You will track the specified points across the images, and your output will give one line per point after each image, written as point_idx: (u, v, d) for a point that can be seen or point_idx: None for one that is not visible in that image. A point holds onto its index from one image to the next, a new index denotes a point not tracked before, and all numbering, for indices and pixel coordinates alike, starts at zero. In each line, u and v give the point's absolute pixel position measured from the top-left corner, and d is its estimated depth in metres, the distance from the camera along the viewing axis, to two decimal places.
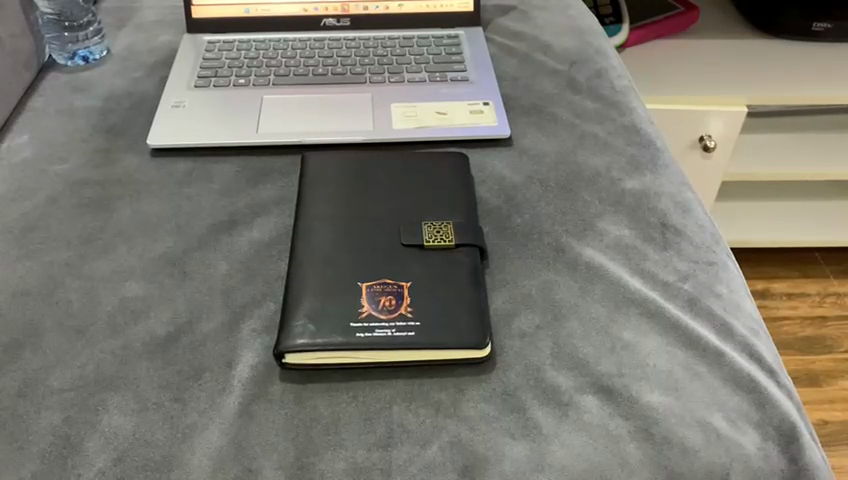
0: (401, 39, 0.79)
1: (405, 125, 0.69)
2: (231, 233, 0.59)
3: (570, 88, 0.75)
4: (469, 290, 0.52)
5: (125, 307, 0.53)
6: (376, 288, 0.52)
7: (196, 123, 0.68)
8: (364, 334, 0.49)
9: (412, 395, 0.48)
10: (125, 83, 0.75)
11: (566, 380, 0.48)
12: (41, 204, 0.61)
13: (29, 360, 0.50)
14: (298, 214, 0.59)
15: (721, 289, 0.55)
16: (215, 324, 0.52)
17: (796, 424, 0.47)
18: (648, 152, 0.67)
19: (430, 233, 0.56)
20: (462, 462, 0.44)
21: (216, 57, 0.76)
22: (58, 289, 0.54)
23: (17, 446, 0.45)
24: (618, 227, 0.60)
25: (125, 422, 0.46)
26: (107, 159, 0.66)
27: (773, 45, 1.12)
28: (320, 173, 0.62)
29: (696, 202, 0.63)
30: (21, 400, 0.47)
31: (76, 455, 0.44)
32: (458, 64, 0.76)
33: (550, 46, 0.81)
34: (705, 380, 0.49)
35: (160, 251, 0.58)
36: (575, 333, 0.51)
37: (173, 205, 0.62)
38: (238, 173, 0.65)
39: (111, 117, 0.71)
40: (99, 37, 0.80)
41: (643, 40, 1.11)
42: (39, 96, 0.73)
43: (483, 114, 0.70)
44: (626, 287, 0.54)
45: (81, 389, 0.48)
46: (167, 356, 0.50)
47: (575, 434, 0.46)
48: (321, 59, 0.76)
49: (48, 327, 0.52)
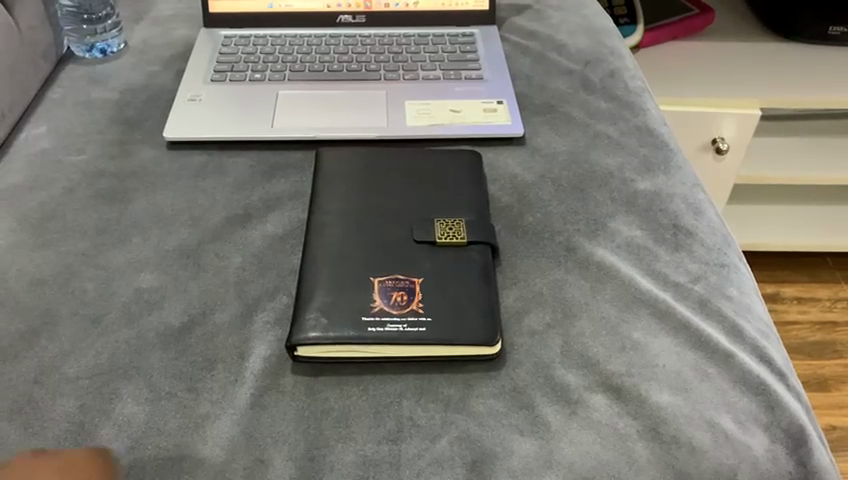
0: (417, 36, 0.80)
1: (419, 121, 0.69)
2: (245, 227, 0.59)
3: (584, 88, 0.75)
4: (480, 287, 0.52)
5: (140, 298, 0.54)
6: (388, 284, 0.52)
7: (212, 117, 0.69)
8: (375, 328, 0.49)
9: (422, 390, 0.48)
10: (141, 75, 0.76)
11: (575, 378, 0.49)
12: (59, 194, 0.62)
13: (45, 347, 0.50)
14: (312, 208, 0.59)
15: (731, 291, 0.55)
16: (228, 315, 0.52)
17: (804, 426, 0.47)
18: (661, 153, 0.67)
19: (442, 230, 0.56)
20: (470, 457, 0.45)
21: (232, 51, 0.77)
22: (74, 279, 0.55)
23: (33, 431, 0.46)
24: (630, 228, 0.60)
25: (139, 410, 0.47)
26: (123, 151, 0.67)
27: (788, 48, 1.12)
28: (334, 169, 0.62)
29: (708, 204, 0.63)
30: (37, 386, 0.48)
31: (90, 442, 0.45)
32: (473, 62, 0.76)
33: (565, 46, 0.81)
34: (714, 380, 0.49)
35: (174, 243, 0.58)
36: (585, 331, 0.52)
37: (188, 198, 0.62)
38: (253, 167, 0.65)
39: (127, 110, 0.71)
40: (117, 30, 0.80)
41: (657, 42, 1.11)
42: (58, 87, 0.74)
43: (497, 113, 0.70)
44: (637, 287, 0.54)
45: (95, 378, 0.49)
46: (180, 346, 0.50)
47: (584, 432, 0.46)
48: (337, 55, 0.77)
49: (63, 314, 0.52)
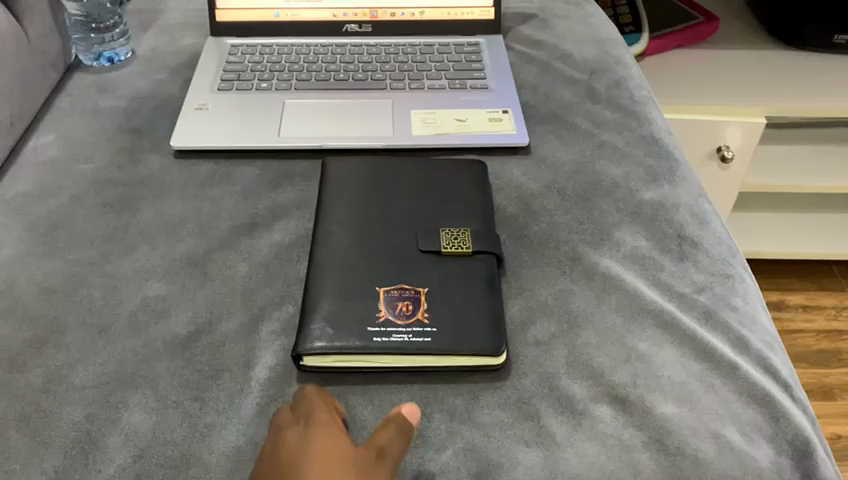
0: (423, 45, 0.80)
1: (425, 130, 0.69)
2: (252, 236, 0.60)
3: (589, 97, 0.75)
4: (486, 297, 0.53)
5: (147, 306, 0.54)
6: (394, 294, 0.53)
7: (219, 126, 0.69)
8: (381, 338, 0.50)
9: (428, 400, 0.48)
10: (149, 84, 0.76)
11: (581, 389, 0.49)
12: (67, 202, 0.63)
13: (52, 356, 0.51)
14: (318, 217, 0.60)
15: (737, 302, 0.55)
16: (235, 324, 0.53)
17: (810, 438, 0.47)
18: (666, 163, 0.67)
19: (448, 240, 0.56)
20: (475, 468, 0.45)
21: (239, 60, 0.77)
22: (82, 287, 0.55)
23: (40, 440, 0.46)
24: (635, 238, 0.60)
25: (146, 419, 0.47)
26: (131, 159, 0.67)
27: (793, 56, 1.12)
28: (340, 178, 0.63)
29: (713, 214, 0.63)
30: (45, 394, 0.48)
31: (97, 450, 0.45)
32: (478, 72, 0.77)
33: (570, 55, 0.81)
34: (720, 392, 0.49)
35: (181, 251, 0.58)
36: (590, 342, 0.52)
37: (195, 206, 0.63)
38: (259, 175, 0.66)
39: (135, 118, 0.72)
40: (124, 39, 0.81)
41: (663, 50, 1.11)
42: (66, 95, 0.75)
43: (502, 122, 0.70)
44: (643, 297, 0.55)
45: (102, 386, 0.49)
46: (187, 355, 0.51)
47: (590, 442, 0.46)
48: (343, 64, 0.77)
49: (71, 323, 0.53)
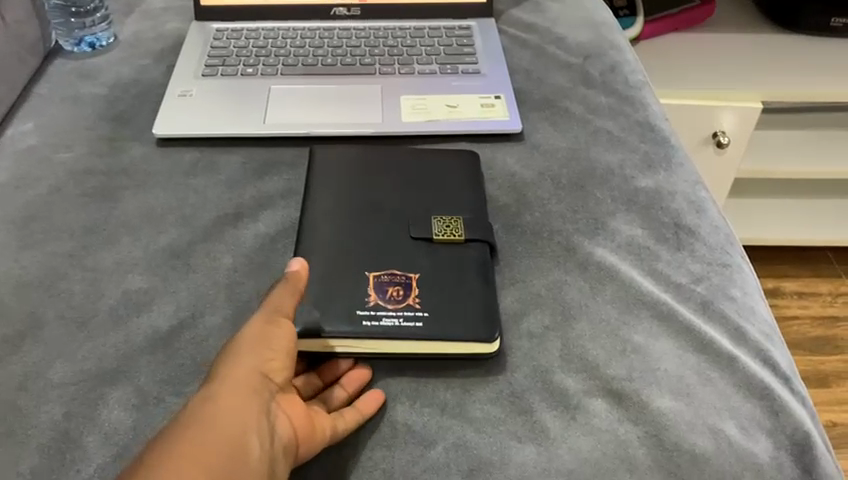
0: (413, 29, 0.78)
1: (415, 117, 0.68)
2: (236, 226, 0.58)
3: (584, 83, 0.73)
4: (479, 286, 0.51)
5: (128, 300, 0.52)
6: (384, 280, 0.51)
7: (202, 113, 0.67)
8: (371, 322, 0.48)
9: (417, 395, 0.47)
10: (131, 70, 0.74)
11: (574, 382, 0.47)
12: (46, 193, 0.61)
13: (29, 352, 0.49)
14: (305, 205, 0.58)
15: (735, 292, 0.54)
16: (219, 318, 0.51)
17: (809, 433, 0.46)
18: (662, 149, 0.66)
19: (440, 227, 0.55)
20: (466, 465, 0.43)
21: (223, 45, 0.75)
22: (61, 281, 0.54)
23: (16, 440, 0.44)
24: (630, 227, 0.58)
25: (126, 416, 0.45)
26: (112, 148, 0.65)
27: (789, 40, 1.10)
28: (327, 167, 0.61)
29: (710, 201, 0.62)
30: (22, 393, 0.47)
31: (75, 449, 0.44)
32: (470, 56, 0.75)
33: (564, 39, 0.79)
34: (717, 385, 0.48)
35: (164, 243, 0.57)
36: (584, 334, 0.50)
37: (178, 197, 0.61)
38: (245, 164, 0.64)
39: (117, 106, 0.70)
40: (106, 24, 0.78)
41: (658, 33, 1.09)
42: (45, 82, 0.72)
43: (494, 108, 0.69)
44: (638, 287, 0.53)
45: (82, 383, 0.47)
46: (169, 350, 0.49)
47: (584, 438, 0.45)
48: (331, 49, 0.75)
49: (49, 318, 0.51)
